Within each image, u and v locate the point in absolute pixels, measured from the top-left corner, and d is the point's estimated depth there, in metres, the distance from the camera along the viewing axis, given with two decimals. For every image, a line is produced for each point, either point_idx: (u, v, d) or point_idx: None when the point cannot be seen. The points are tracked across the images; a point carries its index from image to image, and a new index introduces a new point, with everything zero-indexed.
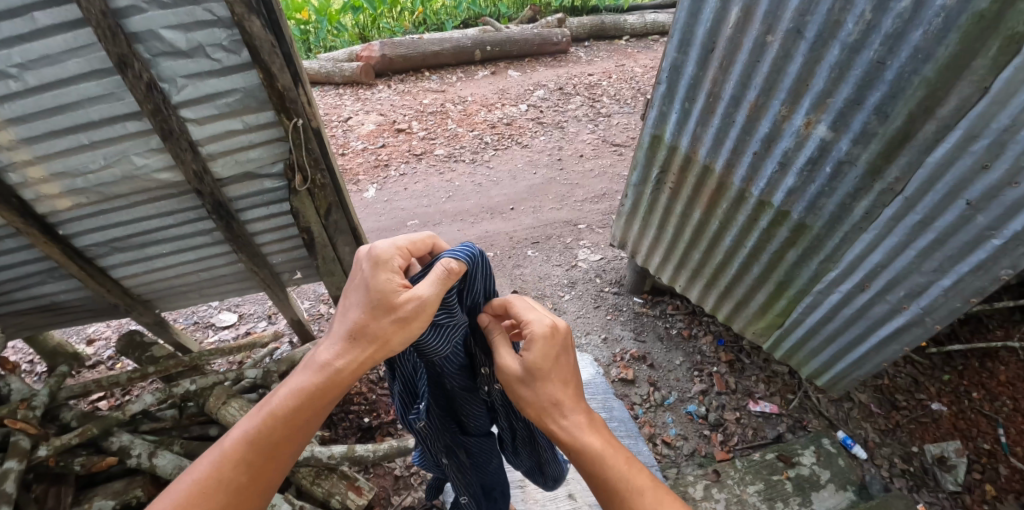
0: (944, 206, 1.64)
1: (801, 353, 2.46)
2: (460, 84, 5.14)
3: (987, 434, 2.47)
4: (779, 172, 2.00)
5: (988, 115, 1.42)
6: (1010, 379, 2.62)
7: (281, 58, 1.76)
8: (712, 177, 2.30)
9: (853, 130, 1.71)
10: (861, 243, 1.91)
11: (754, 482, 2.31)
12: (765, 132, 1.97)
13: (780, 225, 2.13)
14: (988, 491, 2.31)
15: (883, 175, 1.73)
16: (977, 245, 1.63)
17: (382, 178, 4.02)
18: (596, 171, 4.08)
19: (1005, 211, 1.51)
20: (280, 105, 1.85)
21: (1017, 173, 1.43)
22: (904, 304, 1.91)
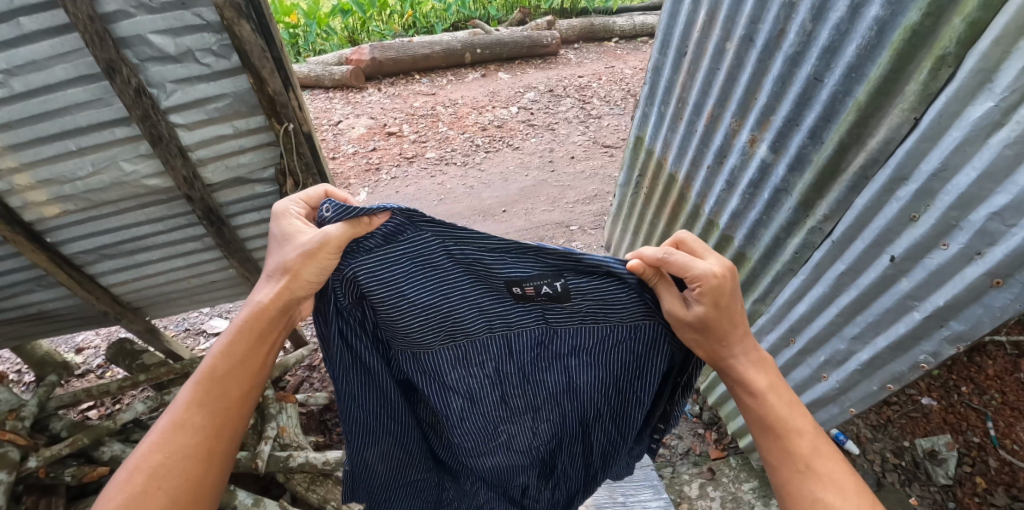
0: (868, 261, 1.55)
1: (730, 405, 2.37)
2: (451, 87, 5.14)
3: (977, 427, 2.51)
4: (727, 191, 2.04)
5: (917, 155, 1.32)
6: (998, 373, 2.71)
7: (271, 62, 1.75)
8: (675, 187, 2.37)
9: (789, 153, 1.71)
10: (790, 288, 1.87)
11: (749, 479, 2.28)
12: (718, 144, 2.02)
13: (724, 250, 2.17)
14: (979, 482, 2.34)
15: (814, 211, 1.70)
16: (898, 316, 1.54)
17: (374, 181, 3.99)
18: (587, 172, 4.09)
19: (928, 278, 1.41)
20: (271, 109, 1.85)
21: (943, 232, 1.32)
22: (822, 373, 1.89)
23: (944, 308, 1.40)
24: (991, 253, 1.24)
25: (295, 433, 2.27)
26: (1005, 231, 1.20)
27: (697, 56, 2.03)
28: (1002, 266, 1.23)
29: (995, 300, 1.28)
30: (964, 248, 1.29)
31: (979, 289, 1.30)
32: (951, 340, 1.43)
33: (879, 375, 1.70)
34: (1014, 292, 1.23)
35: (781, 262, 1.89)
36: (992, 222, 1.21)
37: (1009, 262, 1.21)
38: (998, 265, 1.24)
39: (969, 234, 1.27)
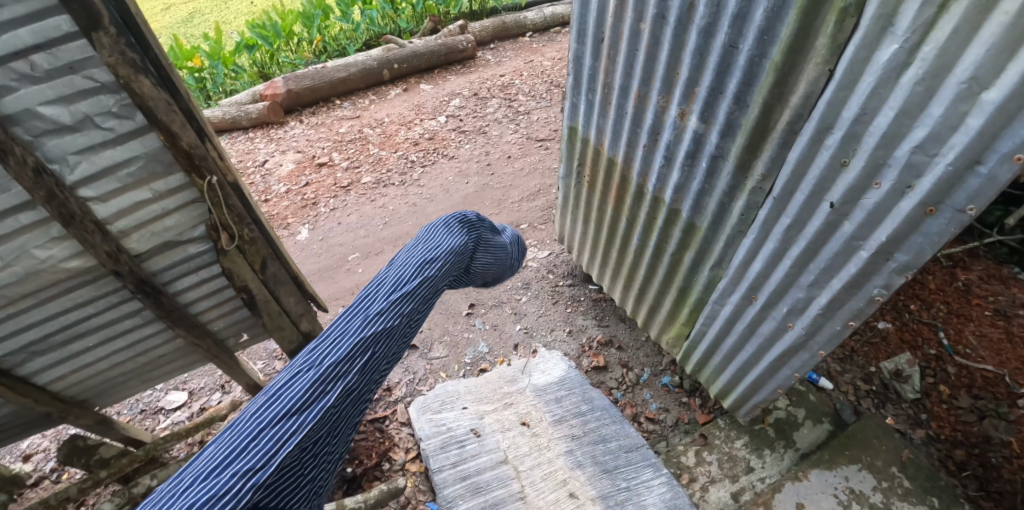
0: (810, 211, 1.61)
1: (709, 370, 2.42)
2: (375, 107, 4.92)
3: (932, 340, 2.78)
4: (667, 166, 2.08)
5: (838, 104, 1.38)
6: (939, 286, 3.01)
7: (179, 115, 1.68)
8: (616, 170, 2.39)
9: (719, 121, 1.76)
10: (743, 249, 1.92)
11: (739, 436, 2.35)
12: (650, 123, 2.05)
13: (674, 224, 2.20)
14: (942, 391, 2.59)
15: (752, 172, 1.76)
16: (848, 257, 1.57)
17: (313, 217, 3.85)
18: (526, 169, 4.10)
19: (867, 218, 1.46)
20: (189, 163, 1.76)
21: (875, 172, 1.39)
22: (788, 322, 1.89)
23: (886, 243, 1.44)
24: (920, 185, 1.30)
25: None
26: (929, 161, 1.26)
27: (616, 39, 2.05)
28: (933, 195, 1.29)
29: (931, 227, 1.33)
30: (896, 183, 1.35)
31: (915, 221, 1.35)
32: (898, 271, 1.46)
33: (839, 314, 1.70)
34: (947, 218, 1.29)
35: (730, 225, 1.95)
36: (916, 155, 1.28)
37: (938, 190, 1.27)
38: (929, 195, 1.29)
39: (897, 170, 1.33)
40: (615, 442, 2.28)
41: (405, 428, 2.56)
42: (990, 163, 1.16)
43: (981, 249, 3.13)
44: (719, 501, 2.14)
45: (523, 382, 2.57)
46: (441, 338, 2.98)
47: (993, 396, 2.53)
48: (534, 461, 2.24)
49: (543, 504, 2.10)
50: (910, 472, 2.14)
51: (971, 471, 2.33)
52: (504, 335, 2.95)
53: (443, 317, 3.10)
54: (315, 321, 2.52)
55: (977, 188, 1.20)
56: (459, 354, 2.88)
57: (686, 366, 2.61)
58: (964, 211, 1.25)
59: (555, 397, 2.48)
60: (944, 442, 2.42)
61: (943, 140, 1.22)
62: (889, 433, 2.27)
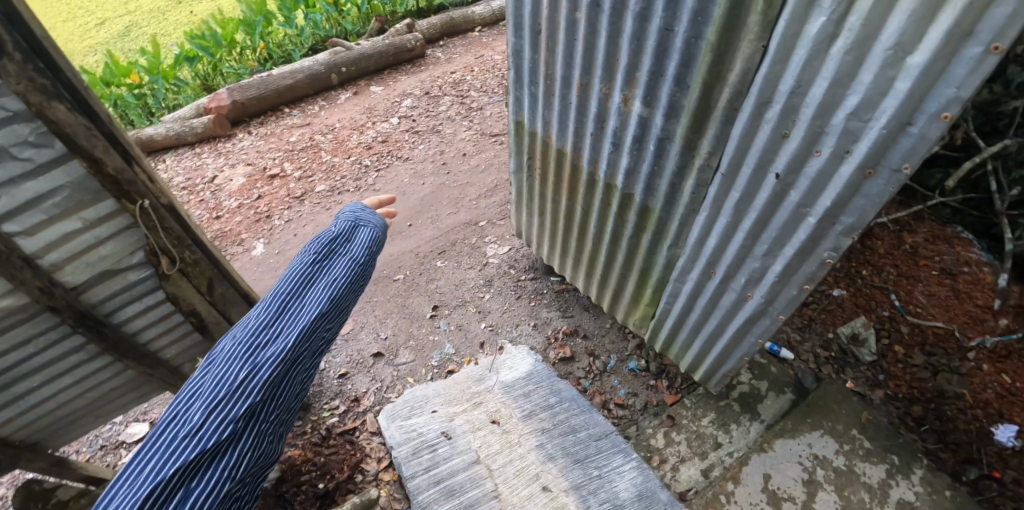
0: (757, 183, 1.62)
1: (677, 346, 2.45)
2: (325, 113, 4.80)
3: (884, 302, 2.89)
4: (615, 152, 2.06)
5: (774, 78, 1.39)
6: (888, 251, 3.12)
7: (102, 140, 1.59)
8: (566, 160, 2.35)
9: (662, 105, 1.76)
10: (697, 226, 1.93)
11: (706, 414, 2.38)
12: (595, 111, 2.03)
13: (629, 209, 2.19)
14: (898, 351, 2.71)
15: (699, 150, 1.76)
16: (797, 225, 1.59)
17: (267, 230, 3.74)
18: (482, 165, 4.10)
19: (812, 185, 1.48)
20: (117, 189, 1.69)
21: (814, 140, 1.40)
22: (748, 292, 1.92)
23: (832, 208, 1.46)
24: (857, 149, 1.31)
25: None
26: (863, 126, 1.27)
27: (553, 32, 2.01)
28: (870, 158, 1.30)
29: (872, 188, 1.34)
30: (835, 149, 1.36)
31: (857, 183, 1.37)
32: (845, 233, 1.49)
33: (796, 279, 1.72)
34: (885, 179, 1.31)
35: (683, 204, 1.95)
36: (851, 122, 1.29)
37: (874, 152, 1.28)
38: (866, 158, 1.30)
39: (835, 137, 1.34)
40: (585, 431, 2.29)
41: (376, 437, 2.53)
42: (919, 123, 1.17)
43: (925, 212, 3.27)
44: (691, 479, 2.17)
45: (491, 381, 2.57)
46: (407, 343, 2.95)
47: (944, 351, 2.67)
48: (506, 458, 2.24)
49: (517, 500, 2.09)
50: (869, 432, 2.21)
51: (929, 425, 2.45)
52: (470, 334, 2.94)
53: (407, 322, 3.06)
54: None
55: (910, 148, 1.21)
56: (425, 358, 2.85)
57: (654, 344, 2.63)
58: (899, 171, 1.27)
59: (524, 392, 2.49)
60: (902, 400, 2.54)
61: (874, 105, 1.22)
62: (848, 396, 2.35)
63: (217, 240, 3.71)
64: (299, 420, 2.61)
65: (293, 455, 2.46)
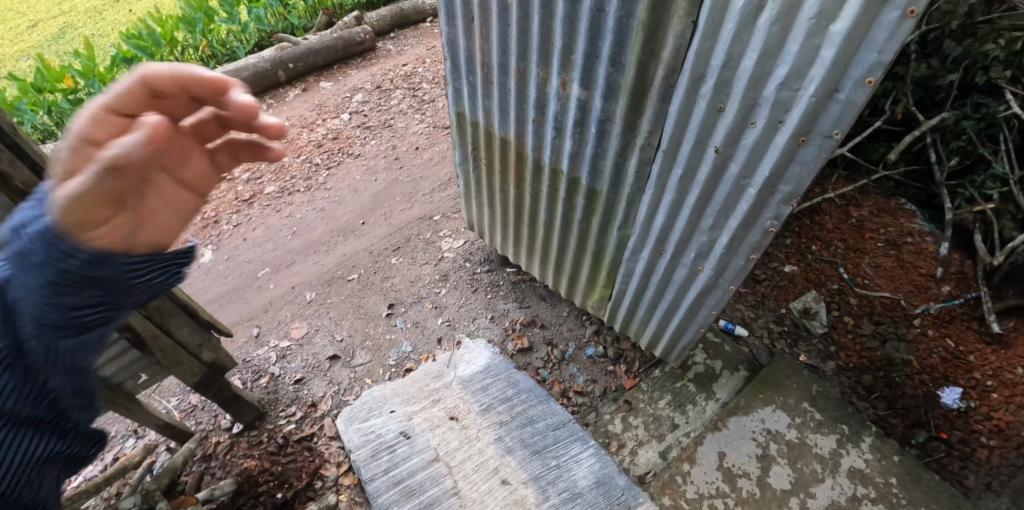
0: (698, 158, 1.60)
1: (636, 324, 2.47)
2: (273, 111, 4.65)
3: (833, 276, 2.96)
4: (558, 137, 2.01)
5: (705, 53, 1.37)
6: (836, 225, 3.20)
7: (5, 152, 1.37)
8: (511, 148, 2.29)
9: (599, 85, 1.70)
10: (644, 205, 1.91)
11: (663, 396, 2.41)
12: (535, 97, 1.96)
13: (576, 193, 2.14)
14: (847, 322, 2.78)
15: (639, 129, 1.71)
16: (739, 197, 1.58)
17: (215, 237, 3.62)
18: (435, 159, 4.06)
19: (749, 156, 1.46)
20: (28, 202, 1.44)
21: (748, 112, 1.39)
22: (697, 266, 1.92)
23: (770, 178, 1.46)
24: (790, 118, 1.31)
25: None
26: (794, 96, 1.27)
27: (485, 18, 1.92)
28: (802, 126, 1.30)
29: (806, 156, 1.35)
30: (769, 121, 1.35)
31: (791, 152, 1.37)
32: (784, 202, 1.49)
33: (742, 249, 1.73)
34: (818, 146, 1.31)
35: (628, 185, 1.91)
36: (782, 93, 1.28)
37: (806, 121, 1.28)
38: (799, 127, 1.30)
39: (768, 108, 1.33)
40: (542, 422, 2.31)
41: (334, 442, 2.46)
42: (845, 90, 1.17)
43: (870, 185, 3.36)
44: (649, 462, 2.20)
45: (449, 376, 2.54)
46: (363, 343, 2.89)
47: (891, 319, 2.76)
48: (465, 454, 2.24)
49: (477, 496, 2.10)
50: (819, 404, 2.26)
51: (878, 392, 2.53)
52: (427, 331, 2.90)
53: (363, 322, 3.00)
54: (220, 350, 2.26)
55: (839, 114, 1.22)
56: (383, 357, 2.81)
57: (614, 324, 2.63)
58: (831, 137, 1.27)
59: (482, 386, 2.47)
60: (853, 370, 2.61)
61: (802, 74, 1.22)
62: (799, 370, 2.39)
63: None
64: (254, 429, 2.53)
65: (249, 466, 2.35)
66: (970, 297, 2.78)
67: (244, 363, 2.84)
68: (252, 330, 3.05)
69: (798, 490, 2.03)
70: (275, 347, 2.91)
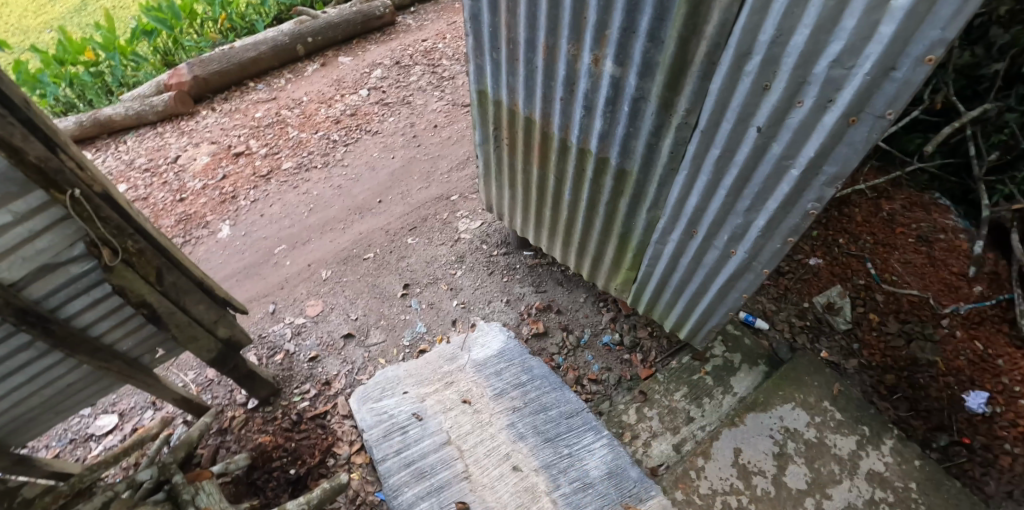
0: (738, 138, 1.52)
1: (660, 306, 2.43)
2: (292, 86, 4.61)
3: (860, 271, 2.88)
4: (587, 116, 1.92)
5: (753, 29, 1.28)
6: (866, 218, 3.09)
7: (18, 127, 1.36)
8: (535, 128, 2.21)
9: (635, 62, 1.61)
10: (677, 187, 1.83)
11: (678, 388, 2.37)
12: (563, 74, 1.87)
13: (604, 173, 2.06)
14: (873, 319, 2.70)
15: (676, 108, 1.63)
16: (780, 178, 1.52)
17: (233, 212, 3.63)
18: (454, 138, 4.01)
19: (794, 136, 1.40)
20: (43, 179, 1.44)
21: (795, 91, 1.32)
22: (730, 248, 1.86)
23: (815, 158, 1.40)
24: (841, 97, 1.24)
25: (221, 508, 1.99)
26: (846, 75, 1.20)
27: None
28: (853, 106, 1.23)
29: (855, 136, 1.29)
30: (817, 100, 1.29)
31: (839, 132, 1.31)
32: (829, 183, 1.44)
33: (779, 232, 1.67)
34: (869, 126, 1.25)
35: (661, 165, 1.83)
36: (834, 70, 1.21)
37: (857, 100, 1.22)
38: (849, 106, 1.24)
39: (818, 87, 1.26)
40: (556, 409, 2.30)
41: (347, 420, 2.48)
42: (903, 68, 1.11)
43: (903, 177, 3.23)
44: (662, 454, 2.17)
45: (463, 359, 2.53)
46: (378, 323, 2.89)
47: (919, 318, 2.67)
48: (478, 438, 2.24)
49: (487, 481, 2.11)
50: (840, 404, 2.21)
51: (902, 393, 2.47)
52: (442, 312, 2.89)
53: (378, 301, 2.99)
54: (236, 326, 2.28)
55: (893, 93, 1.16)
56: (397, 337, 2.81)
57: (637, 306, 2.59)
58: (884, 116, 1.21)
59: (496, 371, 2.46)
60: (876, 369, 2.55)
61: (857, 51, 1.15)
62: (821, 368, 2.32)
63: (181, 223, 3.60)
64: (270, 405, 2.57)
65: (264, 442, 2.39)
66: (1002, 299, 2.67)
67: (261, 339, 2.87)
68: (269, 305, 3.07)
69: (814, 490, 2.00)
70: (291, 324, 2.93)
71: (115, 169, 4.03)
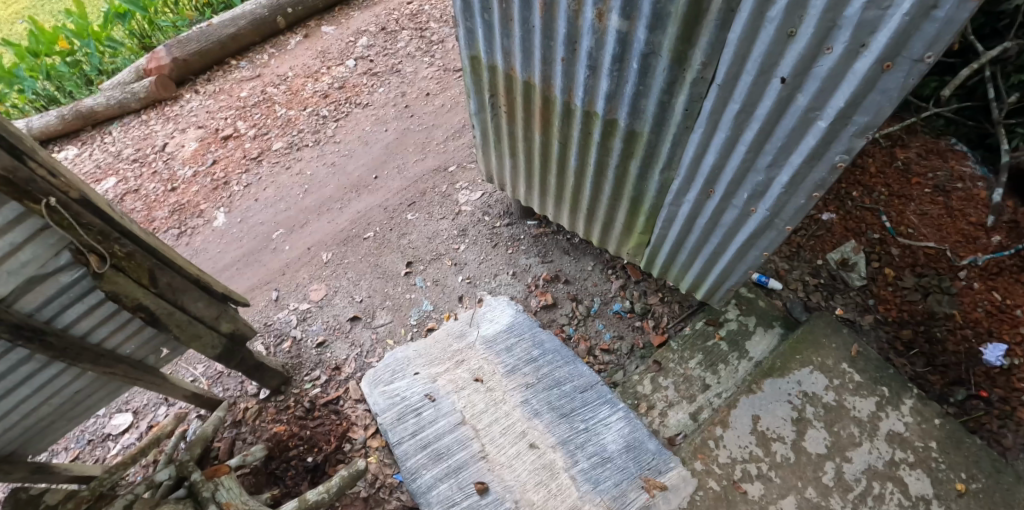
0: (760, 90, 1.42)
1: (675, 269, 2.37)
2: (276, 61, 4.41)
3: (875, 225, 2.79)
4: (592, 76, 1.80)
5: None
6: (880, 168, 2.98)
7: None
8: (535, 92, 2.08)
9: (643, 14, 1.47)
10: (693, 145, 1.72)
11: (693, 355, 2.33)
12: (564, 32, 1.73)
13: (612, 135, 1.95)
14: (888, 274, 2.64)
15: (690, 62, 1.50)
16: (805, 131, 1.43)
17: (226, 198, 3.54)
18: (447, 105, 3.85)
19: (823, 86, 1.30)
20: (15, 190, 1.36)
21: (824, 36, 1.21)
22: (750, 207, 1.78)
23: (845, 108, 1.31)
24: (875, 42, 1.14)
25: (243, 503, 1.99)
26: (882, 16, 1.09)
27: None
28: (889, 50, 1.13)
29: (889, 84, 1.20)
30: (849, 45, 1.18)
31: (871, 80, 1.21)
32: (858, 134, 1.35)
33: (803, 188, 1.59)
34: (905, 72, 1.16)
35: (674, 124, 1.72)
36: (868, 12, 1.10)
37: (894, 44, 1.12)
38: (884, 51, 1.14)
39: (849, 31, 1.16)
40: (569, 384, 2.28)
41: (360, 404, 2.46)
42: (945, 6, 1.01)
43: (918, 123, 3.09)
44: (679, 424, 2.16)
45: (472, 336, 2.49)
46: (384, 303, 2.84)
47: (935, 272, 2.61)
48: (492, 417, 2.23)
49: (505, 459, 2.10)
50: (859, 365, 2.17)
51: (918, 348, 2.43)
52: (447, 289, 2.83)
53: (382, 282, 2.94)
54: (239, 319, 2.23)
55: (934, 35, 1.06)
56: (404, 317, 2.77)
57: (650, 269, 2.53)
58: (923, 60, 1.12)
59: (506, 346, 2.43)
60: (892, 325, 2.51)
61: None
62: (838, 328, 2.27)
63: (175, 213, 3.51)
64: (282, 394, 2.55)
65: (279, 432, 2.38)
66: (1021, 248, 2.58)
67: (267, 327, 2.84)
68: (272, 293, 3.02)
69: (834, 454, 1.98)
70: (295, 310, 2.89)
71: (103, 162, 3.91)
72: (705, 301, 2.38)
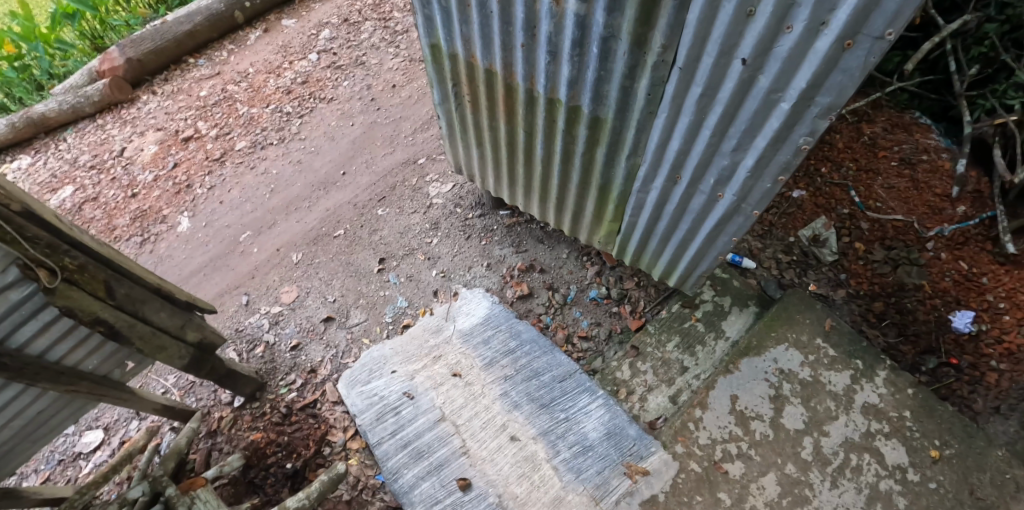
0: (721, 72, 1.39)
1: (647, 256, 2.36)
2: (235, 58, 4.27)
3: (844, 200, 2.82)
4: (554, 62, 1.76)
5: None
6: (847, 144, 3.01)
7: None
8: (498, 80, 2.03)
9: None
10: (658, 130, 1.69)
11: (671, 338, 2.34)
12: (522, 18, 1.69)
13: (577, 122, 1.92)
14: (858, 248, 2.67)
15: (650, 45, 1.47)
16: (768, 113, 1.42)
17: (190, 202, 3.42)
18: (414, 97, 3.78)
19: (784, 66, 1.28)
20: None
21: (784, 15, 1.18)
22: (717, 192, 1.77)
23: (807, 89, 1.29)
24: (835, 19, 1.12)
25: None
26: None
27: None
28: (849, 27, 1.11)
29: (850, 62, 1.18)
30: (809, 23, 1.16)
31: (832, 59, 1.20)
32: (821, 115, 1.34)
33: (769, 172, 1.58)
34: (865, 49, 1.14)
35: (638, 109, 1.69)
36: None
37: (853, 21, 1.10)
38: (845, 29, 1.12)
39: (809, 8, 1.13)
40: (548, 374, 2.27)
41: (338, 406, 2.41)
42: None
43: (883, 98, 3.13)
44: (660, 408, 2.16)
45: (448, 330, 2.46)
46: (357, 302, 2.79)
47: (904, 244, 2.65)
48: (472, 412, 2.20)
49: (486, 454, 2.08)
50: (833, 339, 2.19)
51: (889, 319, 2.47)
52: (422, 284, 2.79)
53: (354, 280, 2.87)
54: (206, 327, 2.16)
55: (894, 11, 1.04)
56: (378, 315, 2.71)
57: (622, 257, 2.52)
58: (882, 37, 1.10)
59: (483, 339, 2.40)
60: (864, 297, 2.54)
61: None
62: (811, 304, 2.29)
63: (137, 220, 3.39)
64: (256, 401, 2.49)
65: (256, 439, 2.32)
66: (984, 218, 2.64)
67: (237, 333, 2.76)
68: (241, 297, 2.94)
69: (812, 429, 2.01)
70: (267, 314, 2.82)
71: (58, 170, 3.75)
72: (679, 285, 2.38)
